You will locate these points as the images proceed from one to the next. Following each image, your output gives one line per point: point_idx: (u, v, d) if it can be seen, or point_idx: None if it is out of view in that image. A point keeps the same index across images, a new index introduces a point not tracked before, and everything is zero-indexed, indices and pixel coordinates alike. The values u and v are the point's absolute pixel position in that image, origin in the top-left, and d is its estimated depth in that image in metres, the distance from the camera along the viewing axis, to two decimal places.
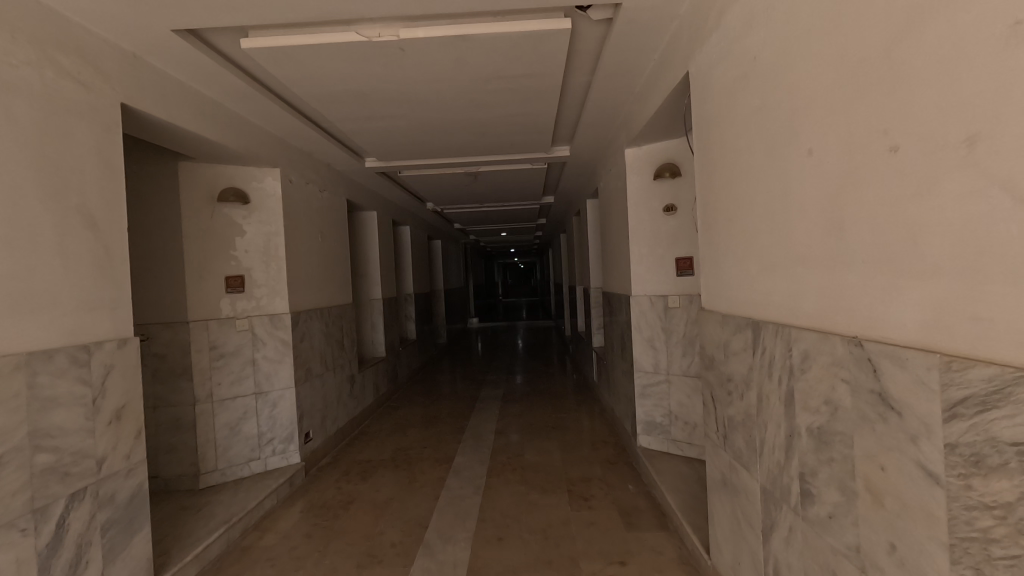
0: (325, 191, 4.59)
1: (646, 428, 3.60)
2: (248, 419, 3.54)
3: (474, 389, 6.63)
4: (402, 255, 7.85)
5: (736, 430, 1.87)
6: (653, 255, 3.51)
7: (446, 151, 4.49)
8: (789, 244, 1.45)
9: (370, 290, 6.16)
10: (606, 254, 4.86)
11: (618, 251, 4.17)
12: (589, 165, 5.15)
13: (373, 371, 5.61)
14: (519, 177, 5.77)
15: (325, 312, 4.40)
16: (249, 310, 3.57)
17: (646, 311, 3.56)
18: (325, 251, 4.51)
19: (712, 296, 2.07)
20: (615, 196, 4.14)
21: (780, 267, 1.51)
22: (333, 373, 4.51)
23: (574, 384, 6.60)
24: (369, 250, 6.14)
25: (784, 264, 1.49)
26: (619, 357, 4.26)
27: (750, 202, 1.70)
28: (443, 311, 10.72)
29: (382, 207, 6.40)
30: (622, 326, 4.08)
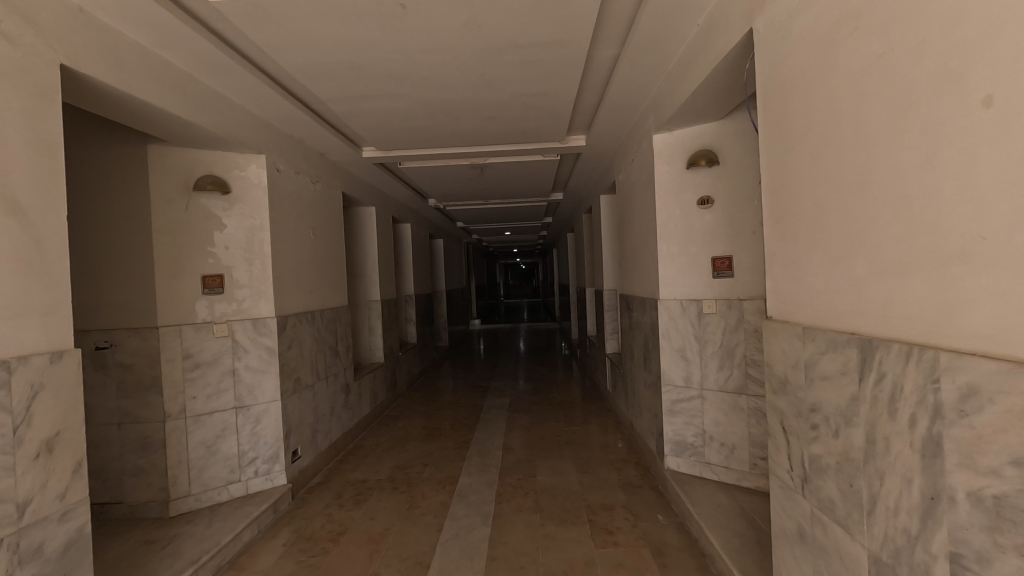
0: (318, 182, 4.19)
1: (675, 448, 3.20)
2: (227, 436, 3.13)
3: (478, 397, 6.22)
4: (403, 255, 7.45)
5: (825, 476, 1.47)
6: (684, 255, 3.11)
7: (451, 140, 4.10)
8: (893, 248, 1.17)
9: (368, 291, 5.76)
10: (624, 254, 4.46)
11: (642, 250, 3.77)
12: (605, 156, 4.75)
13: (370, 378, 5.21)
14: (529, 171, 5.37)
15: (317, 316, 4.01)
16: (229, 313, 3.17)
17: (677, 317, 3.16)
18: (318, 249, 4.12)
19: (786, 303, 1.68)
20: (638, 189, 3.74)
21: (879, 275, 1.23)
22: (326, 383, 4.10)
23: (584, 392, 6.19)
24: (367, 248, 5.74)
25: (887, 272, 1.20)
26: (641, 367, 3.86)
27: (834, 194, 1.39)
28: (445, 313, 10.30)
29: (381, 202, 6.01)
30: (646, 333, 3.68)
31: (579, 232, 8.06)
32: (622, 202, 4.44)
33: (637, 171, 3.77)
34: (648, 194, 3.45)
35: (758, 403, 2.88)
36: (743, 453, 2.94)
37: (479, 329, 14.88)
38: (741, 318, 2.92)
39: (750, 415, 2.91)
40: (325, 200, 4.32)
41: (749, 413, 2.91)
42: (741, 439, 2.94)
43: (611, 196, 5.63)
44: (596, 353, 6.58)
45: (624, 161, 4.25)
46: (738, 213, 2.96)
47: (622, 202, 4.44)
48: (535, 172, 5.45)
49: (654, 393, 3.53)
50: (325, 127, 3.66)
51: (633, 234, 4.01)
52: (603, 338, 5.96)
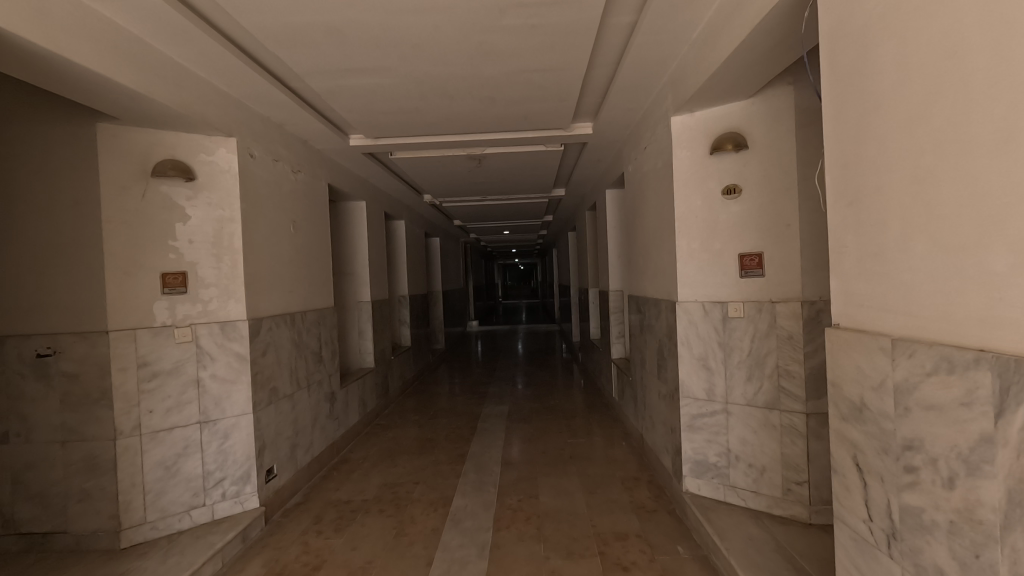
0: (300, 173, 3.84)
1: (695, 469, 2.85)
2: (190, 455, 2.77)
3: (475, 404, 5.87)
4: (396, 254, 7.09)
5: (933, 538, 1.11)
6: (706, 251, 2.79)
7: (446, 125, 3.75)
8: None
9: (357, 291, 5.40)
10: (633, 252, 4.12)
11: (655, 247, 3.43)
12: (612, 146, 4.40)
13: (359, 385, 4.86)
14: (530, 163, 5.03)
15: (297, 318, 3.65)
16: (193, 316, 2.81)
17: (698, 322, 2.83)
18: (299, 246, 3.76)
19: (862, 306, 1.32)
20: (652, 180, 3.40)
21: None
22: (307, 392, 3.75)
23: (588, 399, 5.84)
24: (357, 246, 5.39)
25: None
26: (654, 376, 3.51)
27: (956, 168, 1.03)
28: (441, 314, 9.95)
29: (372, 197, 5.66)
30: (660, 339, 3.33)
31: (581, 230, 7.72)
32: (631, 196, 4.09)
33: (651, 160, 3.43)
34: (664, 184, 3.11)
35: (792, 419, 2.53)
36: (775, 476, 2.60)
37: (477, 331, 14.52)
38: (773, 323, 2.57)
39: (783, 434, 2.56)
40: (308, 192, 3.96)
41: (781, 431, 2.56)
42: (772, 460, 2.59)
43: (617, 191, 5.29)
44: (600, 357, 6.23)
45: (635, 150, 3.91)
46: (768, 204, 2.60)
47: (632, 196, 4.09)
48: (536, 164, 5.10)
49: (669, 405, 3.19)
50: (306, 109, 3.30)
51: (645, 229, 3.66)
52: (608, 342, 5.61)
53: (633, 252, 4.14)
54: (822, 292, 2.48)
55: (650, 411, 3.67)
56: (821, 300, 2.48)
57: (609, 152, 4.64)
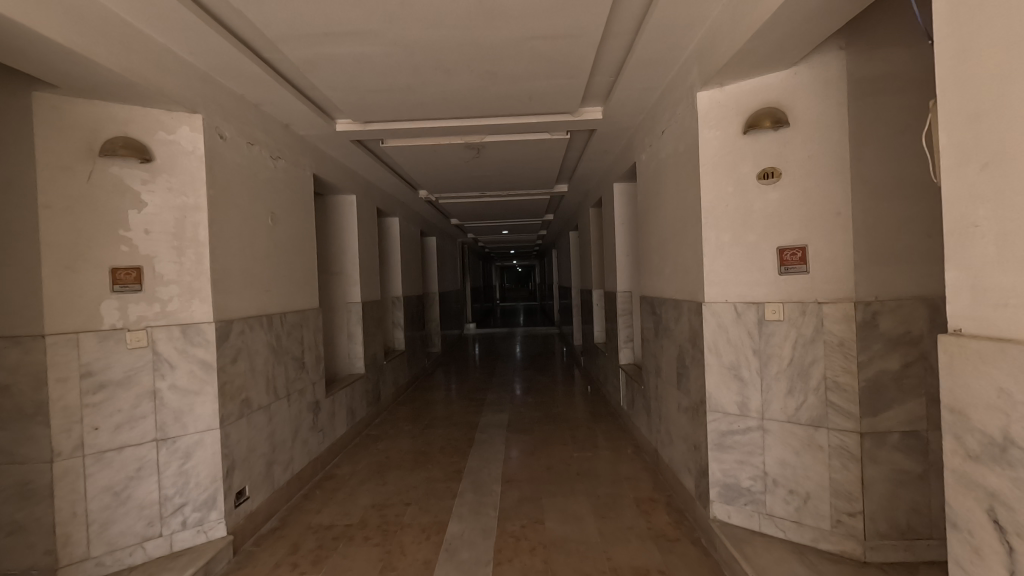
0: (281, 159, 3.48)
1: (725, 493, 2.50)
2: (144, 478, 2.40)
3: (473, 413, 5.50)
4: (390, 252, 6.73)
5: None
6: (739, 244, 2.44)
7: (441, 107, 3.40)
8: None
9: (347, 292, 5.04)
10: (646, 248, 3.77)
11: (674, 243, 3.07)
12: (623, 133, 4.05)
13: (347, 393, 4.49)
14: (533, 154, 4.68)
15: (275, 320, 3.28)
16: (150, 317, 2.45)
17: (729, 325, 2.48)
18: (278, 240, 3.39)
19: (1008, 305, 1.02)
20: (671, 167, 3.05)
21: None
22: (287, 402, 3.38)
23: (593, 408, 5.47)
24: (347, 243, 5.02)
25: None
26: (673, 386, 3.15)
27: None
28: (437, 317, 9.57)
29: (363, 191, 5.29)
30: (680, 344, 2.98)
31: (584, 228, 7.37)
32: (644, 187, 3.74)
33: (670, 144, 3.08)
34: (688, 169, 2.75)
35: (842, 440, 2.18)
36: (821, 506, 2.23)
37: (474, 334, 14.14)
38: (819, 327, 2.22)
39: (831, 456, 2.20)
40: (290, 181, 3.60)
41: (829, 454, 2.21)
42: (818, 487, 2.23)
43: (625, 184, 4.94)
44: (606, 363, 5.86)
45: (650, 136, 3.55)
46: (813, 189, 2.25)
47: (645, 187, 3.74)
48: (538, 155, 4.74)
49: (692, 419, 2.82)
50: (284, 85, 2.94)
51: (662, 223, 3.30)
52: (615, 347, 5.24)
53: (645, 248, 3.79)
54: (879, 291, 2.12)
55: (667, 425, 3.31)
56: (877, 300, 2.13)
57: (619, 141, 4.28)
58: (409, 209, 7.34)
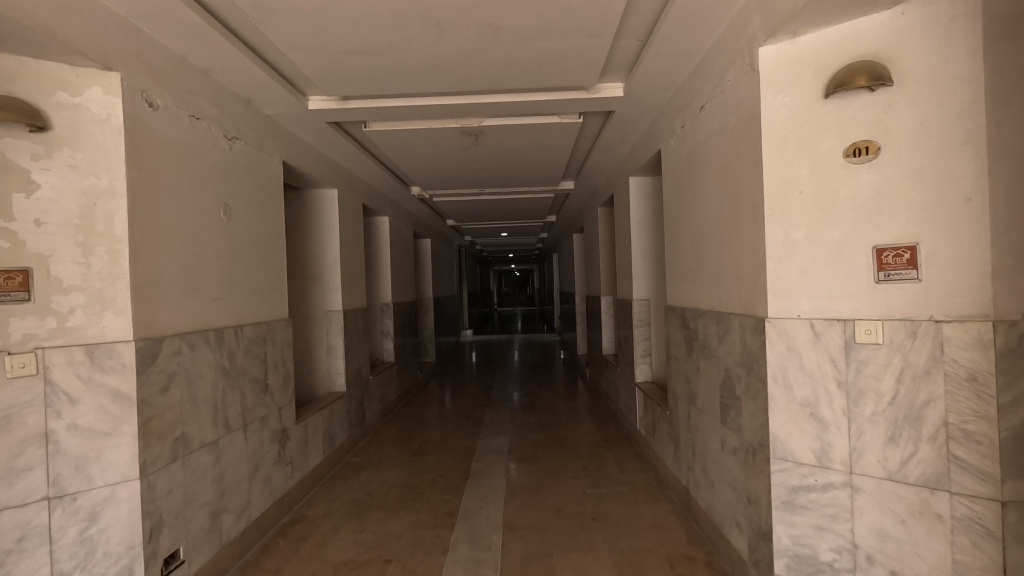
0: (238, 142, 2.88)
1: (795, 568, 1.92)
2: (29, 550, 1.81)
3: (469, 435, 4.90)
4: (379, 255, 6.14)
5: None
6: (816, 240, 1.89)
7: (433, 78, 2.83)
8: None
9: (327, 298, 4.45)
10: (674, 250, 3.20)
11: (717, 242, 2.50)
12: (645, 115, 3.48)
13: (323, 417, 3.90)
14: (539, 142, 4.11)
15: (228, 335, 2.69)
16: (41, 336, 1.86)
17: (803, 347, 1.91)
18: (233, 237, 2.80)
19: None
20: (715, 149, 2.48)
21: None
22: (245, 434, 2.79)
23: (604, 431, 4.87)
24: (327, 243, 4.44)
25: None
26: (715, 418, 2.56)
27: None
28: (431, 324, 8.98)
29: (347, 185, 4.71)
30: (727, 368, 2.39)
31: (591, 229, 6.80)
32: (673, 177, 3.16)
33: (712, 120, 2.51)
34: (744, 147, 2.18)
35: (973, 509, 1.59)
36: None
37: (471, 341, 13.54)
38: (938, 356, 1.64)
39: (954, 531, 1.62)
40: (251, 168, 3.01)
41: (952, 528, 1.62)
42: (934, 573, 1.65)
43: (642, 178, 4.37)
44: (617, 379, 5.28)
45: (682, 115, 2.98)
46: (926, 168, 1.68)
47: (674, 177, 3.16)
48: (544, 145, 4.17)
49: (745, 465, 2.24)
50: (236, 44, 2.36)
51: (698, 218, 2.73)
52: (629, 362, 4.66)
53: (673, 250, 3.22)
54: None
55: (705, 464, 2.73)
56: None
57: (638, 126, 3.71)
58: (401, 208, 6.77)
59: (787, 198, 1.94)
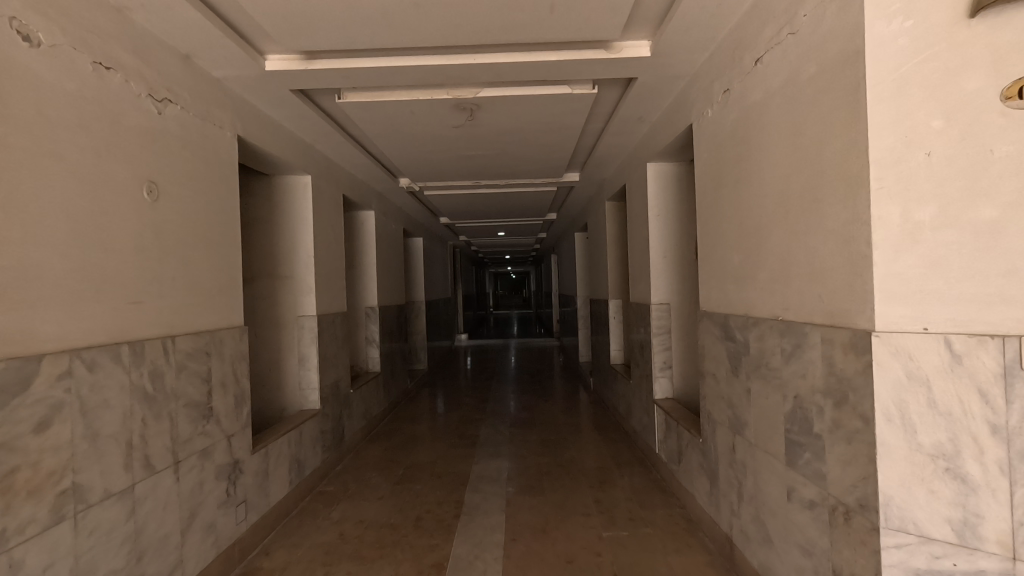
0: (170, 105, 2.30)
1: None
2: None
3: (462, 457, 4.32)
4: (363, 253, 5.56)
5: None
6: (953, 221, 1.34)
7: (418, 25, 2.27)
8: None
9: (298, 301, 3.87)
10: (710, 243, 2.64)
11: (780, 230, 1.93)
12: (673, 84, 2.93)
13: (290, 441, 3.32)
14: (544, 121, 3.55)
15: (154, 348, 2.11)
16: None
17: (933, 373, 1.35)
18: (163, 223, 2.22)
19: None
20: (779, 110, 1.92)
21: None
22: (176, 474, 2.21)
23: (616, 453, 4.29)
24: (299, 236, 3.86)
25: None
26: (776, 457, 2.00)
27: None
28: (423, 329, 8.40)
29: (323, 172, 4.14)
30: (798, 394, 1.83)
31: (597, 226, 6.24)
32: (711, 156, 2.60)
33: (774, 73, 1.95)
34: (828, 98, 1.62)
35: None
36: None
37: (466, 346, 12.93)
38: None
39: None
40: (190, 139, 2.44)
41: None
42: None
43: (660, 163, 3.84)
44: (628, 392, 4.71)
45: (723, 77, 2.42)
46: None
47: (711, 156, 2.60)
48: (549, 123, 3.61)
49: (827, 528, 1.68)
50: None
51: (750, 202, 2.17)
52: (645, 375, 4.09)
53: (709, 244, 2.65)
54: None
55: (758, 512, 2.16)
56: None
57: (661, 98, 3.16)
58: (389, 202, 6.20)
59: (907, 161, 1.39)
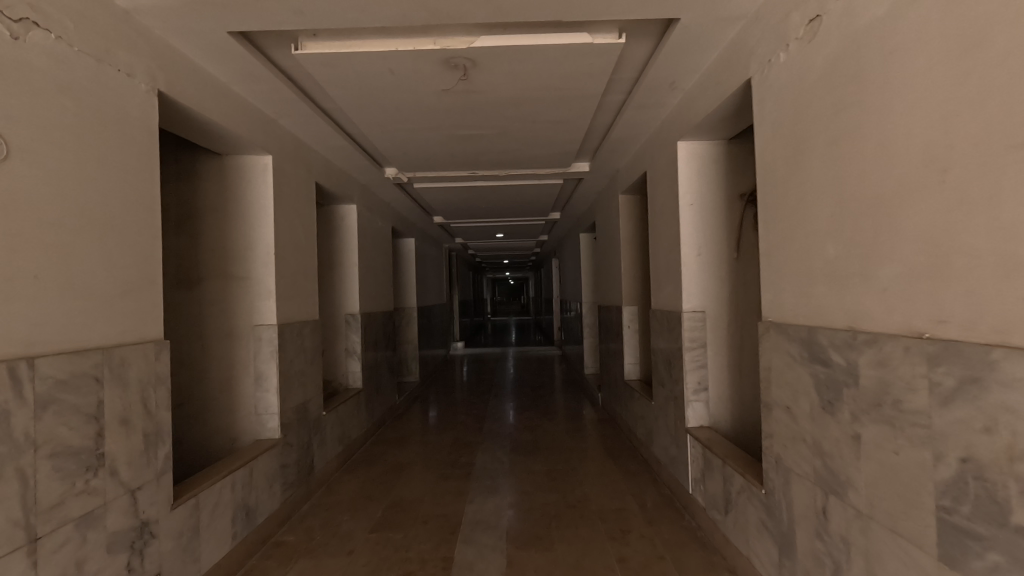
0: (33, 30, 1.63)
1: None
2: None
3: (454, 493, 3.64)
4: (344, 253, 4.89)
5: None
6: None
7: None
8: None
9: (255, 307, 3.18)
10: (784, 232, 1.97)
11: (932, 201, 1.27)
12: (724, 27, 2.28)
13: (235, 484, 2.64)
14: (555, 85, 2.90)
15: None
16: None
17: None
18: (20, 196, 1.56)
19: None
20: (931, 19, 1.26)
21: None
22: (31, 559, 1.53)
23: (637, 490, 3.61)
24: (257, 229, 3.19)
25: None
26: (914, 546, 1.33)
27: None
28: (414, 337, 7.72)
29: (289, 154, 3.48)
30: (970, 457, 1.16)
31: (608, 224, 5.59)
32: (785, 115, 1.95)
33: None
34: None
35: None
36: None
37: (462, 354, 12.26)
38: None
39: None
40: (75, 84, 1.78)
41: None
42: None
43: (694, 142, 3.18)
44: (648, 414, 4.03)
45: (806, 2, 1.78)
46: None
47: (785, 115, 1.94)
48: (560, 89, 2.96)
49: None
50: None
51: (865, 168, 1.51)
52: (672, 397, 3.41)
53: (782, 233, 1.99)
54: None
55: None
56: None
57: (708, 51, 2.52)
58: (374, 196, 5.53)
59: None
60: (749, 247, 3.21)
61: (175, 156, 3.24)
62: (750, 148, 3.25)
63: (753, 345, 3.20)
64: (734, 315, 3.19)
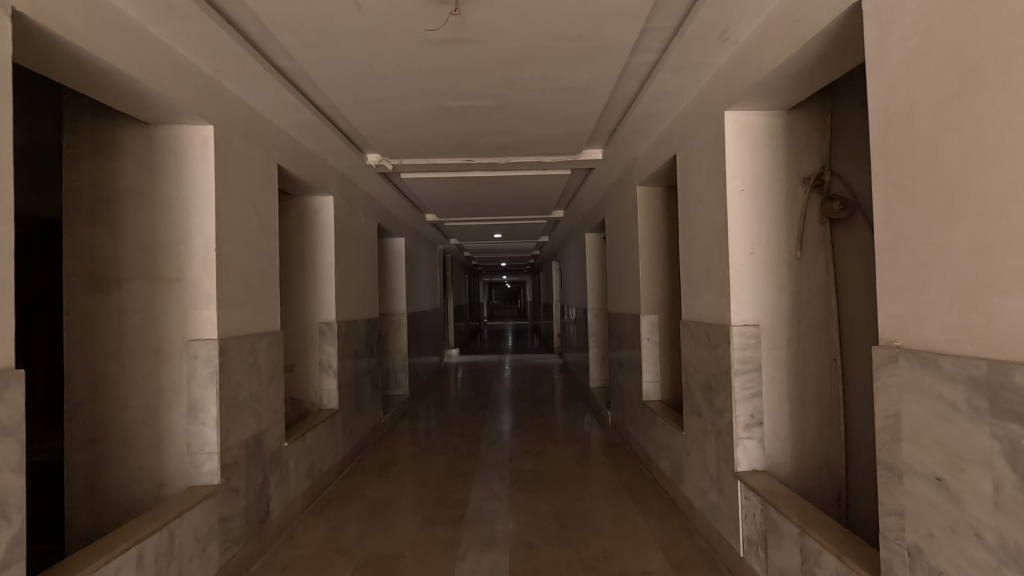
0: None
1: None
2: None
3: (441, 545, 2.96)
4: (318, 252, 4.23)
5: None
6: None
7: None
8: None
9: (189, 317, 2.50)
10: (935, 214, 1.31)
11: None
12: None
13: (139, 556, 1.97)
14: (573, 31, 2.25)
15: None
16: None
17: None
18: None
19: None
20: None
21: None
22: None
23: (667, 542, 2.94)
24: (194, 218, 2.53)
25: None
26: None
27: None
28: (403, 346, 7.04)
29: (241, 126, 2.83)
30: None
31: (621, 221, 4.94)
32: (937, 36, 1.30)
33: None
34: None
35: None
36: None
37: (457, 362, 11.56)
38: None
39: None
40: None
41: None
42: None
43: (746, 112, 2.54)
44: (677, 444, 3.36)
45: None
46: None
47: (938, 36, 1.30)
48: (580, 39, 2.32)
49: None
50: None
51: None
52: (713, 430, 2.75)
53: (929, 216, 1.33)
54: None
55: None
56: None
57: None
58: (355, 187, 4.87)
59: None
60: (814, 244, 2.55)
61: (89, 122, 2.55)
62: (815, 122, 2.61)
63: (819, 367, 2.54)
64: (796, 329, 2.53)
